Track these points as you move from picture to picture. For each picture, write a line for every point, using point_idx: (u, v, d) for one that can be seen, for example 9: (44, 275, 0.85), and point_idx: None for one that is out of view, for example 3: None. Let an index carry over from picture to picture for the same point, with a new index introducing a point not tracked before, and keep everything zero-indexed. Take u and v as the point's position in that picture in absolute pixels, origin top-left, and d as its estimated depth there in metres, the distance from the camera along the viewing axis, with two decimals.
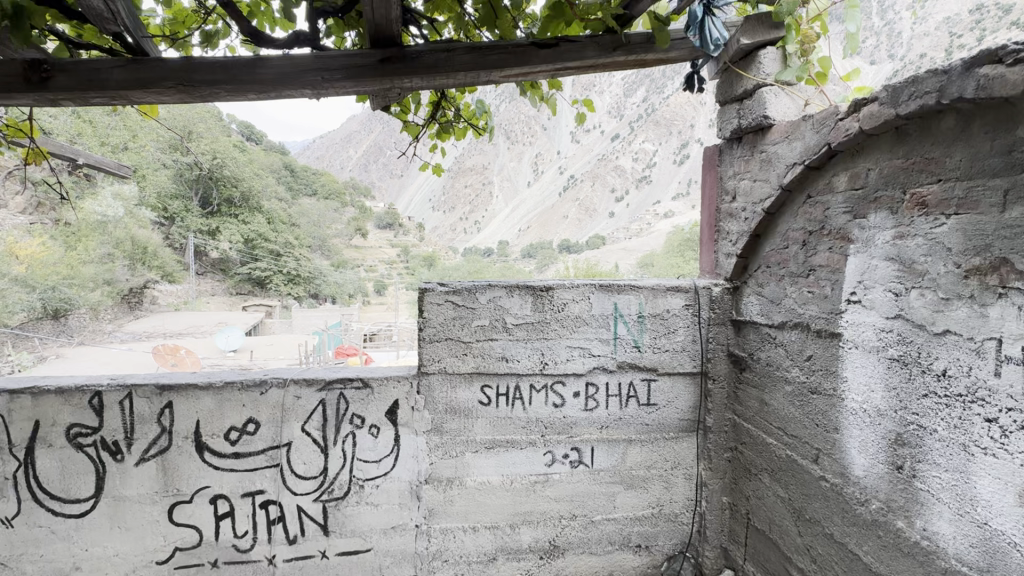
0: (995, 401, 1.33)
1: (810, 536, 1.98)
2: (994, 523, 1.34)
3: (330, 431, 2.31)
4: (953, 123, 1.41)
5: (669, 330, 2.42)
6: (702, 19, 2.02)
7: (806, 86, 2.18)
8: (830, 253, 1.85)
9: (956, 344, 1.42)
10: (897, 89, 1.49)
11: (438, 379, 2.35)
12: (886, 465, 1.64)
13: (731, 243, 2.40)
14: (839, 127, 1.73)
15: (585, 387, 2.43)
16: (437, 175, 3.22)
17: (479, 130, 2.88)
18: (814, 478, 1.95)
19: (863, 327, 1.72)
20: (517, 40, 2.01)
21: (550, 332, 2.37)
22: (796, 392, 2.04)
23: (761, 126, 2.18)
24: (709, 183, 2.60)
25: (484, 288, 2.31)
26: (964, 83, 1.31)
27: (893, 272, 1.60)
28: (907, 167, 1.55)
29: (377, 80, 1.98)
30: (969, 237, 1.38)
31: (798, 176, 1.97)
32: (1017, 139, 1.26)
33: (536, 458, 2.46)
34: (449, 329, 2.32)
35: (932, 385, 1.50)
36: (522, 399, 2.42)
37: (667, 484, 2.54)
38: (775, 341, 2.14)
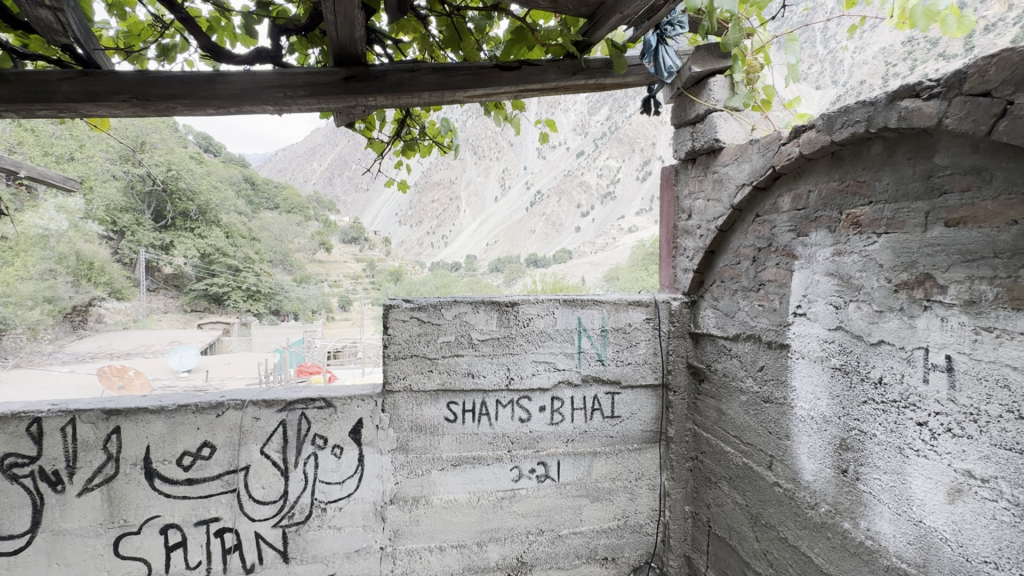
0: (925, 406, 1.43)
1: (766, 540, 2.06)
2: (927, 520, 1.43)
3: (291, 452, 2.25)
4: (880, 149, 1.54)
5: (632, 343, 2.49)
6: (656, 48, 2.17)
7: (753, 112, 2.33)
8: (778, 269, 1.96)
9: (890, 353, 1.53)
10: (831, 118, 1.62)
11: (404, 397, 2.33)
12: (832, 469, 1.74)
13: (688, 259, 2.51)
14: (782, 151, 1.86)
15: (551, 401, 2.46)
16: (403, 191, 3.22)
17: (444, 148, 2.91)
18: (768, 484, 2.03)
19: (808, 338, 1.82)
20: (481, 63, 2.06)
21: (515, 347, 2.40)
22: (750, 401, 2.13)
23: (712, 148, 2.30)
24: (666, 201, 2.71)
25: (449, 304, 2.32)
26: (887, 114, 1.43)
27: (833, 287, 1.72)
28: (842, 190, 1.68)
29: (341, 97, 1.98)
30: (897, 254, 1.49)
31: (746, 197, 2.09)
32: (934, 166, 1.39)
33: (503, 474, 2.46)
34: (415, 345, 2.31)
35: (870, 391, 1.60)
36: (488, 415, 2.43)
37: (632, 495, 2.58)
38: (731, 352, 2.24)
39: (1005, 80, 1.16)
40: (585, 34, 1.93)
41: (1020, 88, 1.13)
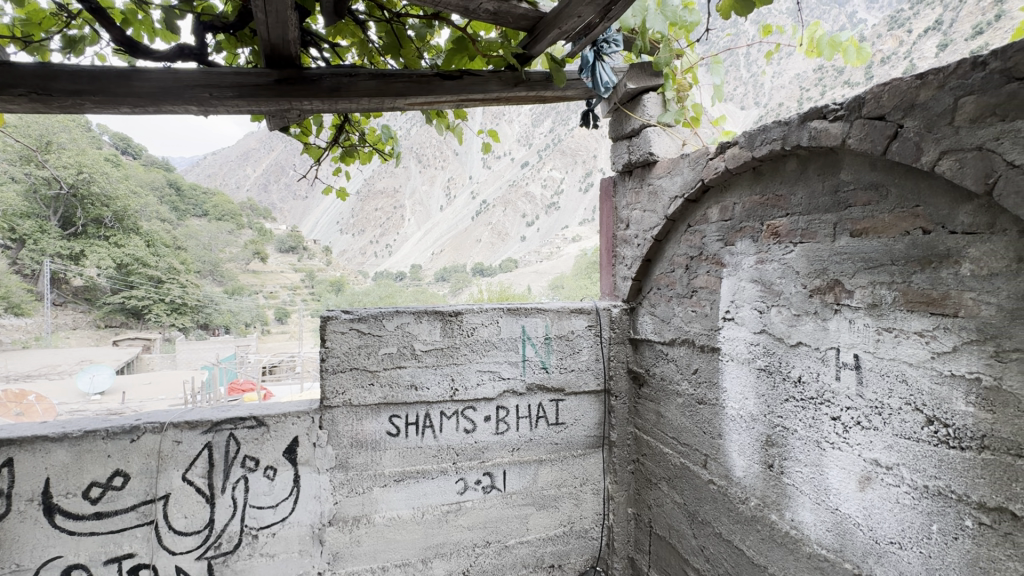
0: (837, 401, 1.56)
1: (703, 536, 2.14)
2: (843, 508, 1.55)
3: (217, 477, 2.09)
4: (794, 166, 1.67)
5: (574, 350, 2.54)
6: (593, 64, 2.26)
7: (683, 128, 2.46)
8: (708, 276, 2.07)
9: (808, 354, 1.65)
10: (752, 135, 1.74)
11: (343, 412, 2.24)
12: (760, 464, 1.84)
13: (627, 267, 2.59)
14: (710, 165, 1.97)
15: (496, 410, 2.45)
16: (341, 199, 3.11)
17: (385, 155, 2.85)
18: (704, 482, 2.13)
19: (736, 341, 1.93)
20: (422, 70, 2.05)
21: (459, 357, 2.37)
22: (686, 403, 2.22)
23: (647, 162, 2.41)
24: (606, 212, 2.80)
25: (391, 314, 2.27)
26: (800, 133, 1.56)
27: (757, 293, 1.83)
28: (763, 203, 1.81)
29: (273, 100, 1.90)
30: (811, 261, 1.62)
31: (679, 208, 2.19)
32: (840, 182, 1.52)
33: (448, 487, 2.42)
34: (355, 358, 2.23)
35: (791, 389, 1.72)
36: (432, 427, 2.38)
37: (577, 501, 2.61)
38: (667, 356, 2.33)
39: (895, 105, 1.29)
40: (526, 47, 1.95)
41: (909, 113, 1.27)
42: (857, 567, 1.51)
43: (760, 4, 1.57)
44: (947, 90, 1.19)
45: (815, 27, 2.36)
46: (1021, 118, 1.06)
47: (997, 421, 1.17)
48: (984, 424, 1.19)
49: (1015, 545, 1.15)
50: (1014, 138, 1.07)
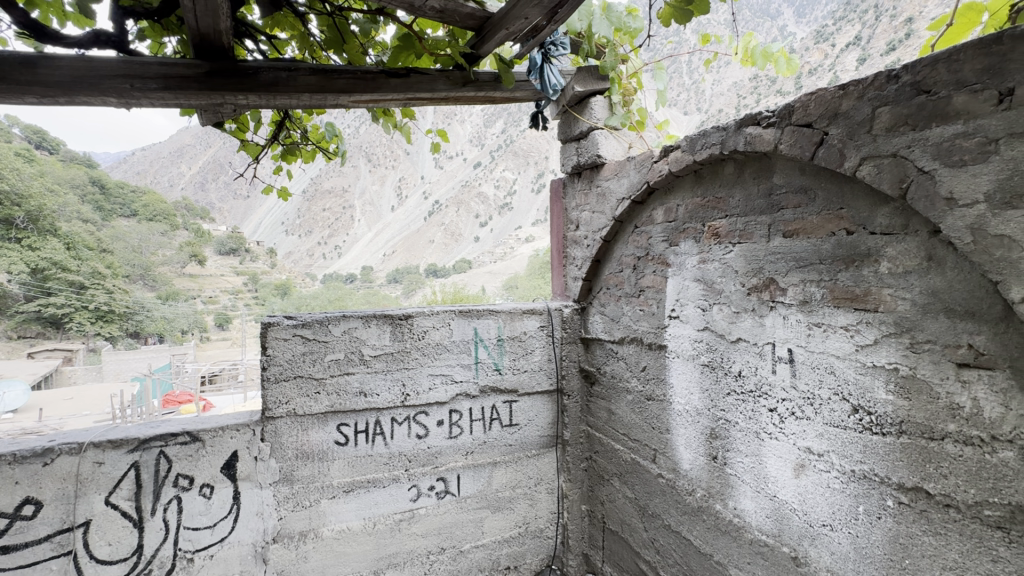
0: (774, 394, 1.64)
1: (653, 529, 2.20)
2: (780, 495, 1.63)
3: (146, 499, 1.94)
4: (732, 170, 1.75)
5: (527, 351, 2.54)
6: (541, 66, 2.27)
7: (629, 131, 2.52)
8: (655, 276, 2.13)
9: (747, 349, 1.73)
10: (693, 139, 1.80)
11: (287, 423, 2.14)
12: (705, 456, 1.91)
13: (577, 267, 2.62)
14: (654, 168, 2.03)
15: (449, 414, 2.42)
16: (283, 200, 2.97)
17: (329, 154, 2.74)
18: (653, 476, 2.19)
19: (681, 338, 2.00)
20: (367, 67, 2.00)
21: (410, 361, 2.32)
22: (635, 399, 2.28)
23: (595, 164, 2.45)
24: (555, 213, 2.82)
25: (337, 319, 2.19)
26: (736, 138, 1.63)
27: (699, 291, 1.90)
28: (704, 205, 1.87)
29: (204, 94, 1.78)
30: (748, 261, 1.70)
31: (626, 209, 2.24)
32: (774, 185, 1.61)
33: (401, 494, 2.36)
34: (298, 365, 2.13)
35: (732, 384, 1.79)
36: (383, 434, 2.31)
37: (532, 501, 2.62)
38: (617, 354, 2.38)
39: (821, 114, 1.38)
40: (473, 47, 1.94)
41: (833, 121, 1.35)
42: (793, 550, 1.60)
43: (698, 13, 1.62)
44: (866, 100, 1.27)
45: (749, 38, 2.48)
46: (929, 128, 1.15)
47: (913, 407, 1.26)
48: (902, 410, 1.29)
49: (929, 521, 1.25)
50: (923, 146, 1.16)
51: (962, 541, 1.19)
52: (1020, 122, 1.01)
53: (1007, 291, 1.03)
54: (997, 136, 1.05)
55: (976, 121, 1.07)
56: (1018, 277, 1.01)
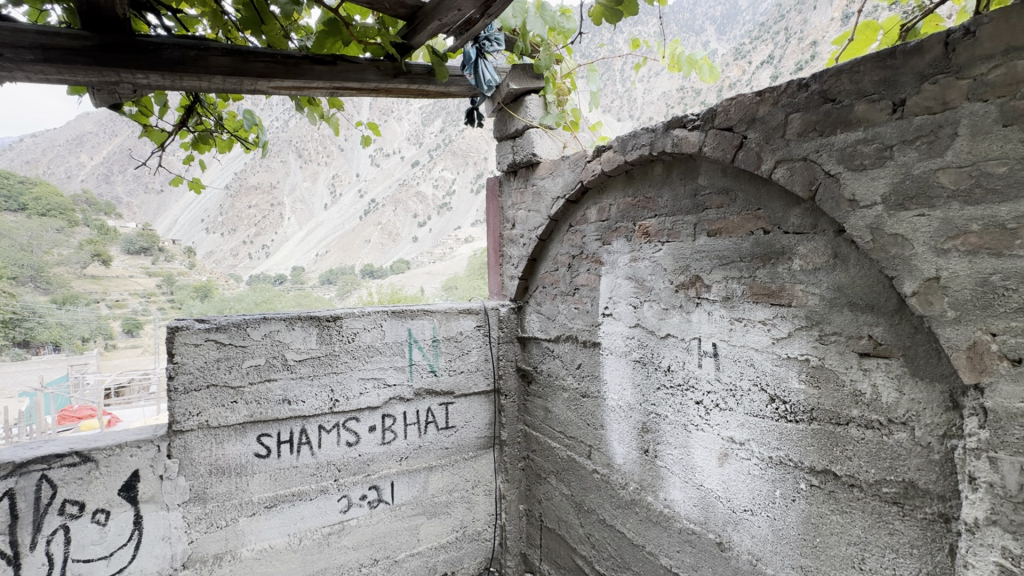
0: (700, 387, 1.70)
1: (588, 524, 2.23)
2: (706, 484, 1.70)
3: (24, 531, 1.70)
4: (661, 170, 1.80)
5: (463, 351, 2.49)
6: (475, 61, 2.24)
7: (564, 131, 2.55)
8: (589, 274, 2.16)
9: (675, 344, 1.79)
10: (624, 140, 1.84)
11: (198, 436, 1.95)
12: (637, 450, 1.96)
13: (513, 266, 2.60)
14: (588, 168, 2.05)
15: (382, 419, 2.32)
16: (196, 192, 2.71)
17: (248, 145, 2.60)
18: (588, 472, 2.22)
19: (614, 335, 2.04)
20: (288, 52, 1.87)
21: (339, 365, 2.19)
22: (571, 397, 2.30)
23: (530, 162, 2.45)
24: (492, 212, 2.79)
25: (257, 322, 2.02)
26: (664, 140, 1.68)
27: (631, 289, 1.95)
28: (635, 204, 1.92)
29: (95, 71, 1.58)
30: (676, 259, 1.76)
31: (561, 208, 2.26)
32: (698, 186, 1.67)
33: (329, 506, 2.23)
34: (212, 373, 1.95)
35: (661, 378, 1.85)
36: (309, 444, 2.17)
37: (469, 504, 2.57)
38: (554, 353, 2.39)
39: (741, 118, 1.44)
40: (404, 37, 1.86)
41: (751, 125, 1.42)
42: (718, 535, 1.66)
43: (628, 14, 1.66)
44: (780, 107, 1.35)
45: (675, 44, 2.59)
46: (834, 134, 1.23)
47: (822, 395, 1.35)
48: (812, 398, 1.38)
49: (836, 501, 1.34)
50: (830, 150, 1.24)
51: (865, 517, 1.29)
52: (911, 130, 1.10)
53: (901, 285, 1.12)
54: (892, 142, 1.14)
55: (874, 128, 1.16)
56: (910, 272, 1.10)
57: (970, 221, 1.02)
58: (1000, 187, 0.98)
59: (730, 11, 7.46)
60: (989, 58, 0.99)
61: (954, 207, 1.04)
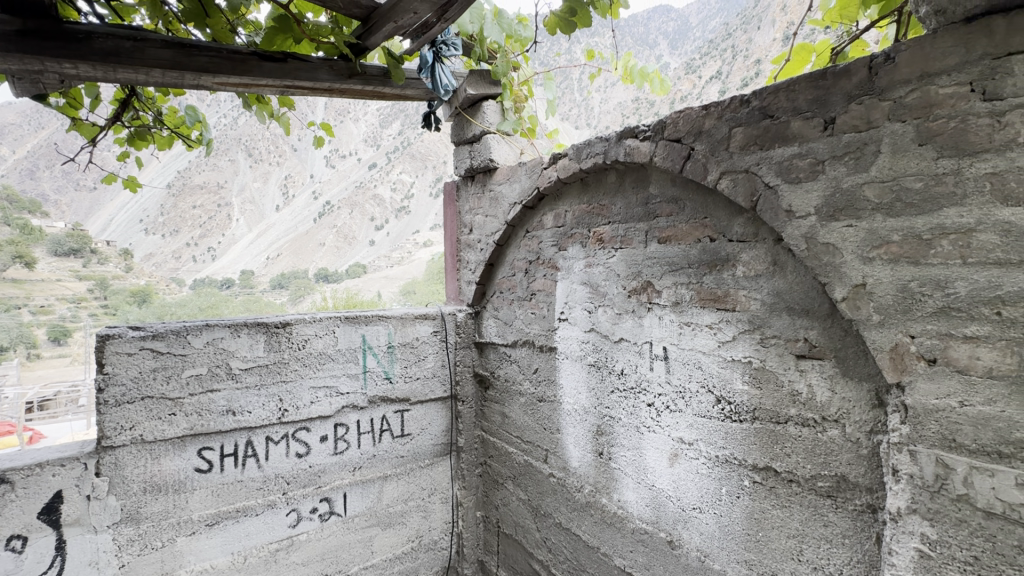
0: (651, 389, 1.75)
1: (545, 528, 2.24)
2: (658, 484, 1.74)
3: None
4: (614, 178, 1.85)
5: (419, 358, 2.46)
6: (432, 65, 2.22)
7: (521, 138, 2.57)
8: (545, 280, 2.18)
9: (628, 348, 1.83)
10: (579, 148, 1.88)
11: (131, 452, 1.82)
12: (592, 453, 1.99)
13: (470, 271, 2.59)
14: (544, 175, 2.08)
15: (334, 429, 2.25)
16: (132, 190, 2.55)
17: (191, 142, 2.48)
18: (545, 476, 2.23)
19: (570, 339, 2.06)
20: (234, 47, 1.79)
21: (288, 373, 2.11)
22: (527, 402, 2.31)
23: (487, 168, 2.45)
24: (449, 217, 2.77)
25: (199, 329, 1.92)
26: (617, 149, 1.73)
27: (586, 294, 1.98)
28: (590, 211, 1.96)
29: (15, 58, 1.45)
30: (629, 266, 1.80)
31: (518, 214, 2.27)
32: (649, 195, 1.72)
33: (277, 521, 2.14)
34: (147, 384, 1.83)
35: (615, 382, 1.89)
36: (255, 456, 2.07)
37: (425, 513, 2.53)
38: (511, 358, 2.39)
39: (688, 130, 1.50)
40: (359, 37, 1.82)
41: (698, 138, 1.48)
42: (669, 534, 1.71)
43: (582, 25, 1.70)
44: (724, 121, 1.41)
45: (628, 57, 2.67)
46: (773, 148, 1.30)
47: (763, 395, 1.42)
48: (755, 399, 1.44)
49: (777, 496, 1.41)
50: (769, 164, 1.31)
51: (802, 511, 1.36)
52: (840, 147, 1.18)
53: (832, 291, 1.19)
54: (824, 158, 1.21)
55: (808, 144, 1.24)
56: (840, 279, 1.18)
57: (892, 232, 1.11)
58: (917, 201, 1.07)
59: (680, 28, 7.77)
60: (907, 83, 1.08)
61: (878, 219, 1.13)
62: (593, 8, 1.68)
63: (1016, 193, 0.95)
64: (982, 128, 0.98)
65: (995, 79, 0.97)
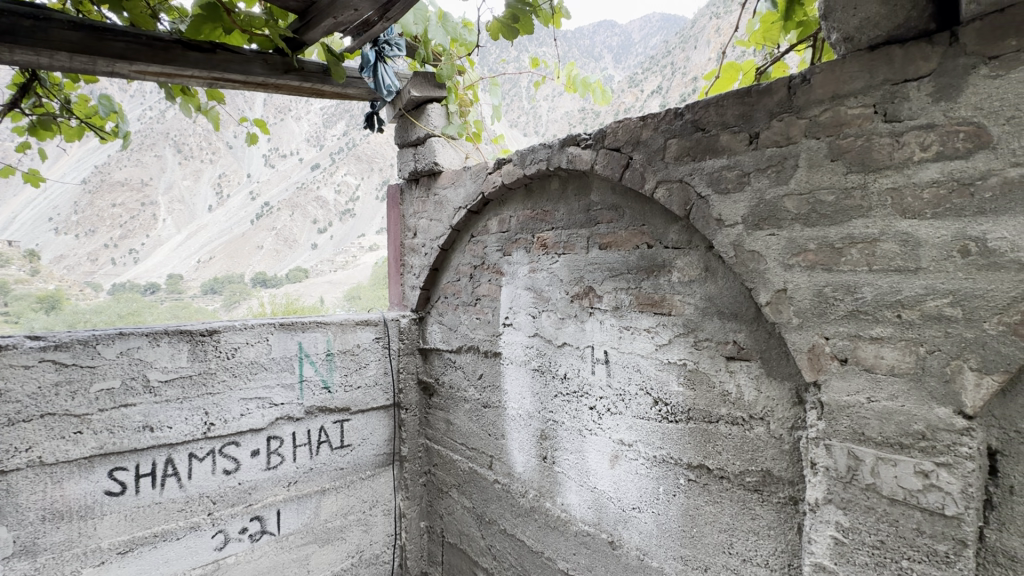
0: (593, 393, 1.78)
1: (489, 536, 2.22)
2: (599, 486, 1.77)
3: None
4: (557, 185, 1.87)
5: (360, 365, 2.37)
6: (375, 64, 2.17)
7: (466, 142, 2.56)
8: (490, 285, 2.18)
9: (571, 353, 1.85)
10: (523, 153, 1.89)
11: (28, 476, 1.64)
12: (536, 457, 2.00)
13: (414, 276, 2.54)
14: (488, 180, 2.08)
15: (266, 442, 2.12)
16: (34, 185, 2.30)
17: (105, 135, 2.27)
18: (489, 483, 2.21)
19: (515, 344, 2.07)
20: (156, 34, 1.66)
21: (215, 385, 1.97)
22: (472, 408, 2.29)
23: (432, 171, 2.42)
24: (393, 220, 2.70)
25: (111, 338, 1.75)
26: (561, 156, 1.75)
27: (530, 299, 1.99)
28: (533, 217, 1.97)
29: None
30: (571, 271, 1.83)
31: (463, 218, 2.25)
32: (591, 202, 1.76)
33: (201, 544, 1.99)
34: (48, 400, 1.66)
35: (558, 386, 1.91)
36: (177, 475, 1.92)
37: (366, 527, 2.43)
38: (455, 364, 2.36)
39: (627, 140, 1.55)
40: (296, 32, 1.75)
41: (636, 147, 1.53)
42: (610, 535, 1.74)
43: (524, 33, 1.71)
44: (660, 132, 1.47)
45: (572, 67, 2.72)
46: (704, 159, 1.37)
47: (696, 395, 1.48)
48: (689, 399, 1.50)
49: (710, 492, 1.47)
50: (700, 174, 1.37)
51: (733, 506, 1.42)
52: (763, 160, 1.26)
53: (758, 296, 1.26)
54: (749, 170, 1.28)
55: (735, 157, 1.31)
56: (764, 284, 1.25)
57: (809, 240, 1.19)
58: (830, 213, 1.15)
59: (624, 42, 8.03)
60: (820, 103, 1.17)
61: (797, 229, 1.20)
62: (535, 16, 1.70)
63: (913, 206, 1.04)
64: (884, 147, 1.08)
65: (894, 103, 1.06)
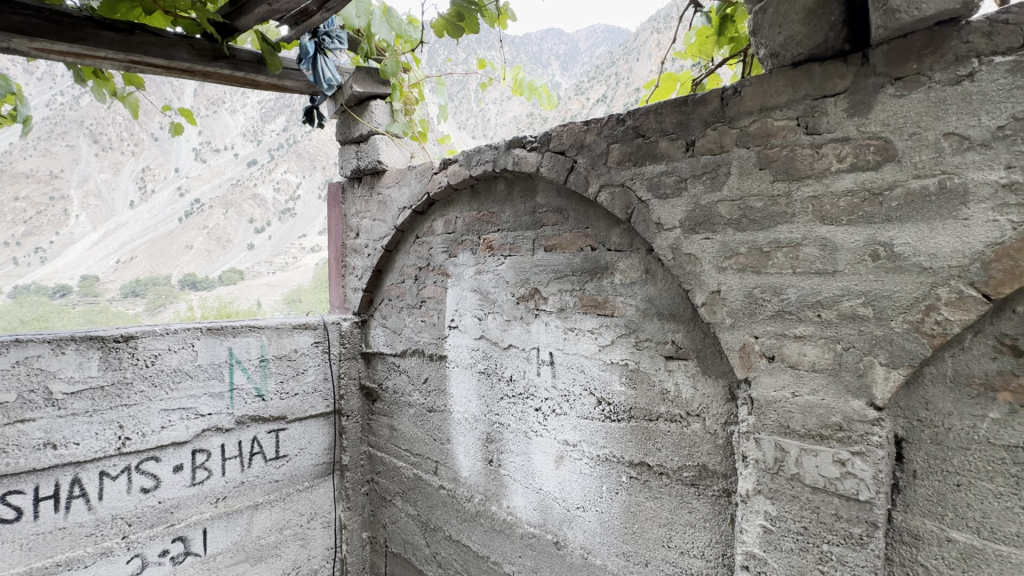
0: (538, 394, 1.79)
1: (434, 543, 2.17)
2: (545, 487, 1.78)
3: None
4: (503, 187, 1.87)
5: (298, 371, 2.25)
6: (314, 56, 2.09)
7: (411, 141, 2.50)
8: (435, 286, 2.14)
9: (517, 355, 1.85)
10: (469, 154, 1.87)
11: None
12: (482, 461, 1.98)
13: (356, 278, 2.45)
14: (434, 180, 2.04)
15: (191, 456, 1.97)
16: None
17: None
18: (434, 489, 2.16)
19: (460, 347, 2.04)
20: (61, 9, 1.50)
21: (131, 396, 1.81)
22: (417, 413, 2.23)
23: (375, 169, 2.35)
24: (334, 219, 2.60)
25: (4, 347, 1.56)
26: (507, 158, 1.75)
27: (476, 302, 1.97)
28: (480, 219, 1.96)
29: None
30: (517, 273, 1.83)
31: (407, 219, 2.20)
32: (537, 204, 1.77)
33: (114, 571, 1.81)
34: None
35: (504, 388, 1.90)
36: (85, 496, 1.74)
37: (303, 541, 2.31)
38: (399, 368, 2.30)
39: (571, 143, 1.57)
40: (227, 17, 1.65)
41: (580, 151, 1.55)
42: (555, 535, 1.75)
43: (469, 31, 1.70)
44: (602, 137, 1.50)
45: (518, 70, 2.73)
46: (644, 165, 1.41)
47: (637, 394, 1.52)
48: (630, 398, 1.54)
49: (650, 489, 1.51)
50: (641, 179, 1.42)
51: (671, 500, 1.47)
52: (698, 167, 1.31)
53: (694, 297, 1.31)
54: (686, 176, 1.34)
55: (673, 163, 1.36)
56: (700, 286, 1.30)
57: (740, 244, 1.25)
58: (759, 218, 1.22)
59: (571, 51, 8.21)
60: (750, 114, 1.23)
61: (729, 233, 1.26)
62: (481, 16, 1.69)
63: (830, 213, 1.12)
64: (806, 157, 1.15)
65: (814, 117, 1.14)
